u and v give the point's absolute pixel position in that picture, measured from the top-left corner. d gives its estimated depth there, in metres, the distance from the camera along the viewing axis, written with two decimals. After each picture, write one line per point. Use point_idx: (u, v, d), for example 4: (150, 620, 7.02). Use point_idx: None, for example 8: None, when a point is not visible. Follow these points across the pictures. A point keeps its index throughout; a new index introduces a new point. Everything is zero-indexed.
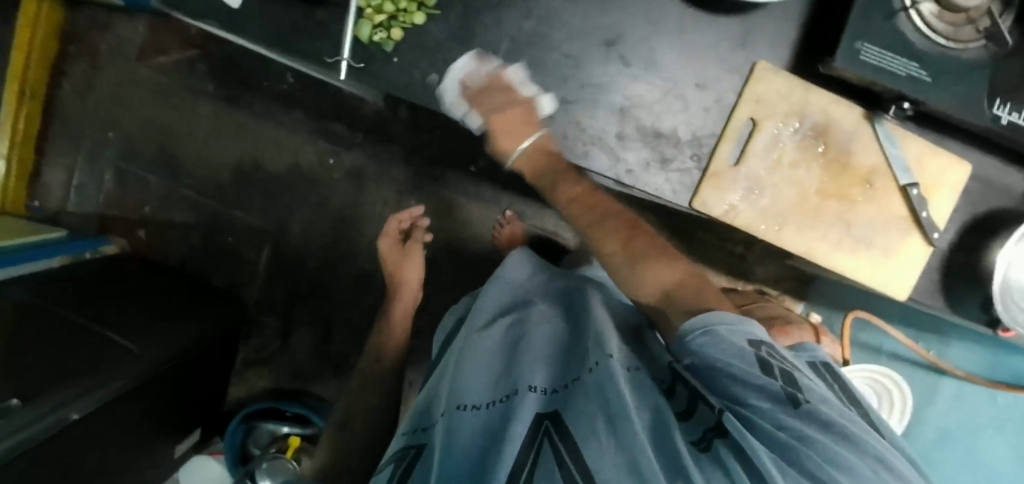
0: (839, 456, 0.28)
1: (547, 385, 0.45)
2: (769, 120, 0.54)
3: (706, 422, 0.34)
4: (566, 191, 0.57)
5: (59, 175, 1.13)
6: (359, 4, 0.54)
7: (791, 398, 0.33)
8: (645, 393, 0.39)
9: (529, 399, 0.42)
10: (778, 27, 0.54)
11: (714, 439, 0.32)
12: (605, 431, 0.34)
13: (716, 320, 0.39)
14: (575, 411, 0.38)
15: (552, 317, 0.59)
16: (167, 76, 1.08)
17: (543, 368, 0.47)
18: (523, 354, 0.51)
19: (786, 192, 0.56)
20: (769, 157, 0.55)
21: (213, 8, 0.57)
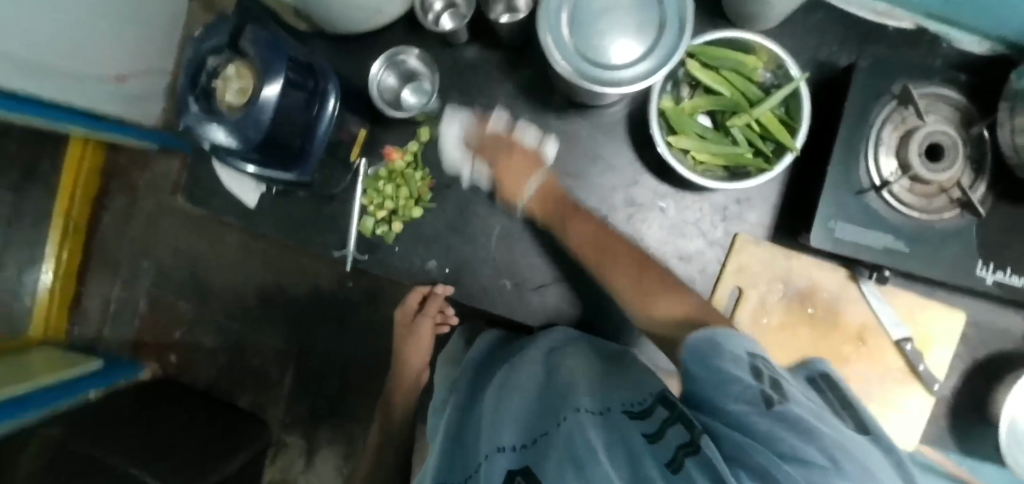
0: (801, 451, 0.22)
1: (518, 440, 0.33)
2: (755, 288, 0.57)
3: (679, 439, 0.26)
4: (576, 227, 0.51)
5: (97, 302, 1.20)
6: (362, 202, 0.59)
7: (766, 399, 0.26)
8: (625, 430, 0.27)
9: (498, 462, 0.31)
10: (753, 203, 0.58)
11: (686, 460, 0.23)
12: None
13: (709, 329, 0.34)
14: (551, 464, 0.27)
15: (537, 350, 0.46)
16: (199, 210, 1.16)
17: (513, 417, 0.35)
18: (493, 404, 0.39)
19: (781, 355, 0.57)
20: (757, 320, 0.57)
21: (235, 208, 0.63)
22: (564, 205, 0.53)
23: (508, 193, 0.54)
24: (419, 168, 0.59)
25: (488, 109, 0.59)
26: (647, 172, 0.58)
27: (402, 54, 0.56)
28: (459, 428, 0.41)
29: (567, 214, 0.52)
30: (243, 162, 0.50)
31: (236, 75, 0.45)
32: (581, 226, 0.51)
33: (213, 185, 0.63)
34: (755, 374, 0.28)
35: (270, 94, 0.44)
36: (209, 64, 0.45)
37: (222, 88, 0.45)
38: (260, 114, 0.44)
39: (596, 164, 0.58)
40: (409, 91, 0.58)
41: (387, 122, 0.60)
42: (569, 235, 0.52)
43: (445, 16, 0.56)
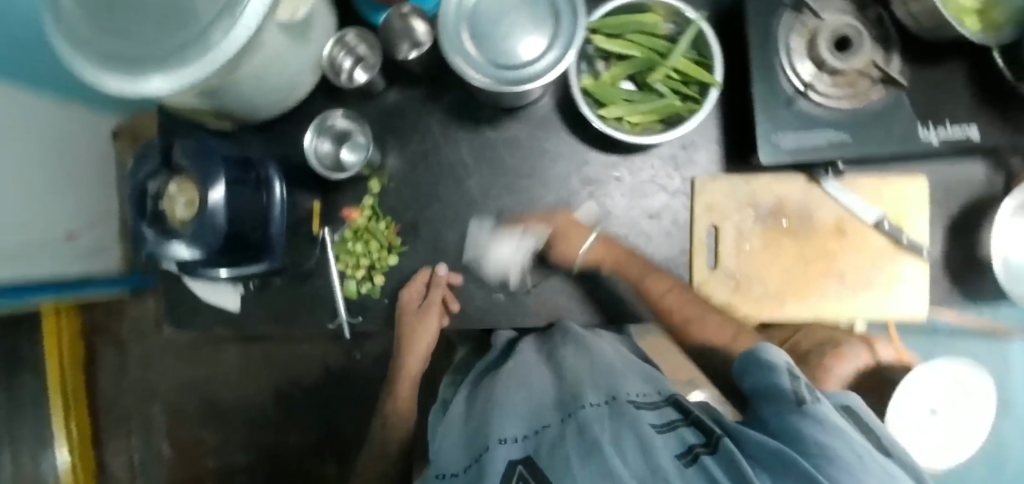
0: (829, 448, 0.29)
1: (519, 432, 0.36)
2: (728, 220, 0.58)
3: (695, 439, 0.32)
4: (654, 283, 0.55)
5: (120, 460, 1.17)
6: (339, 268, 0.60)
7: (799, 400, 0.34)
8: (637, 421, 0.33)
9: (500, 453, 0.34)
10: (699, 144, 0.60)
11: (703, 455, 0.30)
12: (580, 466, 0.29)
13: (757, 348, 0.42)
14: (555, 453, 0.32)
15: (529, 353, 0.50)
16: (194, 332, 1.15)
17: (518, 412, 0.39)
18: (494, 397, 0.43)
19: (772, 273, 0.59)
20: (740, 248, 0.59)
21: (220, 319, 0.63)
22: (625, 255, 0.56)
23: (565, 252, 0.56)
24: (382, 219, 0.60)
25: (428, 144, 0.61)
26: (593, 150, 0.60)
27: (329, 118, 0.57)
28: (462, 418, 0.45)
29: (641, 271, 0.55)
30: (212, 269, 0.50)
31: (180, 191, 0.47)
32: (659, 282, 0.55)
33: (193, 302, 0.63)
34: (792, 378, 0.36)
35: (218, 198, 0.45)
36: (150, 189, 0.46)
37: (169, 207, 0.46)
38: (216, 218, 0.45)
39: (544, 159, 0.60)
40: (346, 151, 0.59)
41: (337, 187, 0.61)
42: (643, 285, 0.55)
43: (357, 70, 0.58)
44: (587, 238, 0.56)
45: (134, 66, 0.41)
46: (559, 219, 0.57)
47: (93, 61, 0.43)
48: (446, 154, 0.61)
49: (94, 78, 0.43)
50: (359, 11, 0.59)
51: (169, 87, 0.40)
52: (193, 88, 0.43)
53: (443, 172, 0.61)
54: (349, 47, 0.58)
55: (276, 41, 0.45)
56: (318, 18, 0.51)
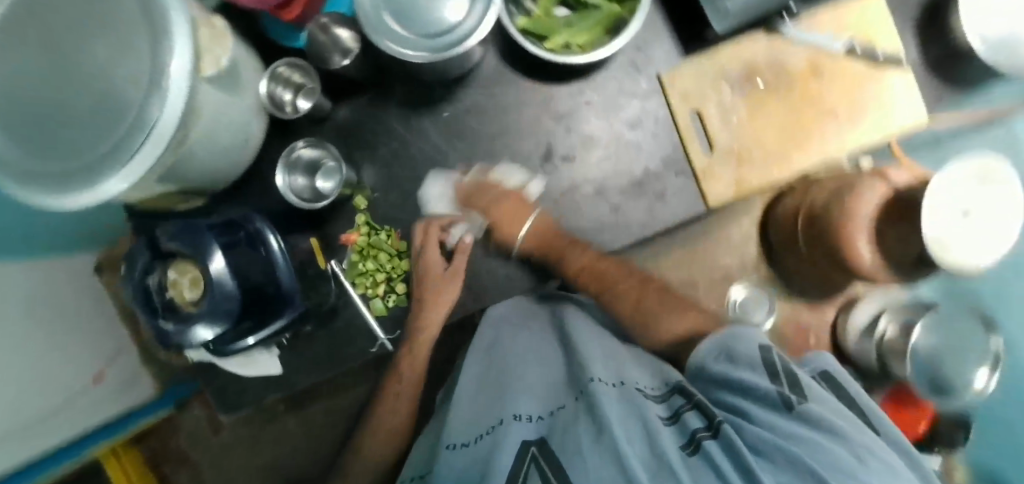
0: (832, 452, 0.32)
1: (535, 411, 0.41)
2: (707, 102, 0.58)
3: (698, 424, 0.35)
4: (575, 260, 0.56)
5: None
6: (360, 291, 0.60)
7: (786, 402, 0.37)
8: (645, 410, 0.36)
9: (515, 428, 0.39)
10: (652, 41, 0.59)
11: (705, 441, 0.33)
12: (592, 447, 0.33)
13: (727, 337, 0.43)
14: (566, 435, 0.35)
15: (545, 335, 0.54)
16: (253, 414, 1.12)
17: (531, 393, 0.44)
18: (506, 379, 0.48)
19: (767, 135, 0.58)
20: (727, 125, 0.58)
21: (270, 385, 0.62)
22: (560, 239, 0.57)
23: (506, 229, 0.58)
24: (380, 229, 0.60)
25: (396, 143, 0.60)
26: (554, 85, 0.59)
27: (294, 151, 0.56)
28: (475, 390, 0.50)
29: (562, 251, 0.56)
30: (241, 338, 0.50)
31: (181, 273, 0.45)
32: (581, 257, 0.56)
33: (237, 382, 0.63)
34: (771, 378, 0.39)
35: (219, 267, 0.43)
36: (152, 282, 0.45)
37: (177, 293, 0.45)
38: (225, 288, 0.43)
39: (511, 113, 0.59)
40: (321, 180, 0.58)
41: (326, 217, 0.60)
42: (572, 263, 0.56)
43: (300, 99, 0.57)
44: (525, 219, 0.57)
45: (86, 174, 0.41)
46: (505, 197, 0.58)
47: (46, 185, 0.42)
48: (418, 146, 0.60)
49: (54, 202, 0.42)
50: (277, 40, 0.56)
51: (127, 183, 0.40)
52: (150, 173, 0.42)
53: (421, 163, 0.60)
54: (285, 79, 0.56)
55: (211, 98, 0.44)
56: (242, 60, 0.50)
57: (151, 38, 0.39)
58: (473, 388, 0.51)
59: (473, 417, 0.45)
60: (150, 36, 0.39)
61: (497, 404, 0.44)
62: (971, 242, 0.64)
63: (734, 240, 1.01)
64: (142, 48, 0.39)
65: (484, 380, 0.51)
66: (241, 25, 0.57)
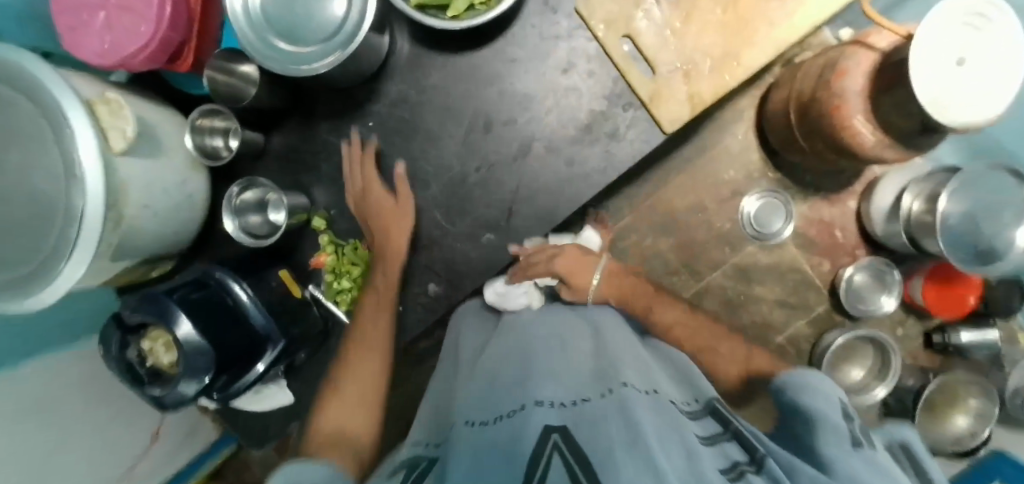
0: None
1: (563, 398, 0.35)
2: (635, 20, 0.54)
3: (741, 456, 0.30)
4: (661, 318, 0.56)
5: None
6: (344, 309, 0.61)
7: (855, 440, 0.32)
8: (683, 428, 0.32)
9: (536, 413, 0.33)
10: None
11: (747, 472, 0.28)
12: (625, 455, 0.27)
13: (811, 376, 0.41)
14: (597, 433, 0.29)
15: (568, 329, 0.48)
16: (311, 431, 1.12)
17: (552, 381, 0.38)
18: (521, 361, 0.42)
19: (710, 38, 0.53)
20: (664, 40, 0.54)
21: (290, 413, 0.65)
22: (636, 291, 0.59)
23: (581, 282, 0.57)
24: (345, 245, 0.60)
25: (337, 156, 0.59)
26: (472, 53, 0.56)
27: (231, 197, 0.54)
28: (481, 375, 0.43)
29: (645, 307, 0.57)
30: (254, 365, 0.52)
31: (154, 338, 0.48)
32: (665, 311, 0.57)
33: (262, 419, 0.66)
34: (846, 420, 0.35)
35: (185, 330, 0.44)
36: (132, 356, 0.47)
37: (156, 359, 0.48)
38: (198, 346, 0.44)
39: (438, 92, 0.57)
40: (274, 212, 0.58)
41: (294, 248, 0.61)
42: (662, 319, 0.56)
43: (231, 140, 0.57)
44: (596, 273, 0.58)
45: (43, 272, 0.41)
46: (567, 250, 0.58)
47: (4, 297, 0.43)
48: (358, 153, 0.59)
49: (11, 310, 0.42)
50: (183, 90, 0.57)
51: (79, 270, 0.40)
52: (99, 256, 0.43)
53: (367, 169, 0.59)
54: (209, 127, 0.56)
55: (135, 168, 0.44)
56: (157, 121, 0.50)
57: (52, 128, 0.39)
58: (484, 367, 0.44)
59: (478, 401, 0.39)
60: (48, 126, 0.39)
61: (511, 390, 0.38)
62: (967, 98, 0.56)
63: (734, 150, 0.96)
64: (43, 137, 0.39)
65: (496, 361, 0.44)
66: (152, 84, 0.57)
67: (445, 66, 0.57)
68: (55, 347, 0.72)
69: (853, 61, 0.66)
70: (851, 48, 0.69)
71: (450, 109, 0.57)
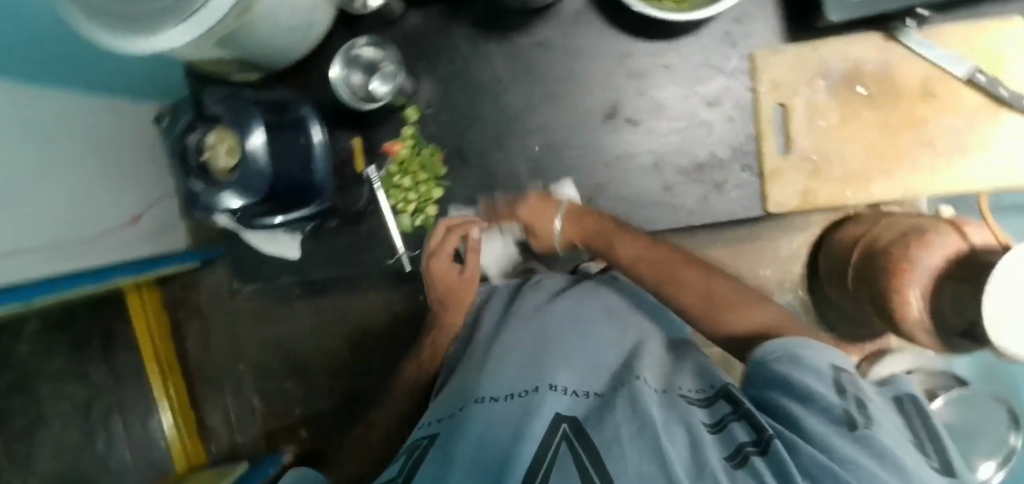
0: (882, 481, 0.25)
1: (571, 384, 0.41)
2: (798, 95, 0.53)
3: (746, 438, 0.32)
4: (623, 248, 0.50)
5: (218, 418, 1.11)
6: (391, 204, 0.60)
7: (849, 421, 0.29)
8: (691, 416, 0.36)
9: (551, 398, 0.38)
10: (756, 8, 0.53)
11: (750, 456, 0.30)
12: (631, 440, 0.32)
13: (795, 345, 0.37)
14: (605, 421, 0.35)
15: (596, 312, 0.54)
16: (256, 300, 1.07)
17: (571, 366, 0.44)
18: (545, 340, 0.48)
19: (852, 152, 0.53)
20: (812, 127, 0.53)
21: (286, 267, 0.65)
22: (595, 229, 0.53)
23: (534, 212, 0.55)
24: (425, 146, 0.59)
25: (459, 63, 0.58)
26: (635, 41, 0.54)
27: (353, 48, 0.54)
28: (512, 348, 0.48)
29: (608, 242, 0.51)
30: (267, 216, 0.52)
31: (218, 140, 0.46)
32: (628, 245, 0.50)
33: (256, 257, 0.66)
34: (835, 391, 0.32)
35: (256, 143, 0.44)
36: (191, 141, 0.46)
37: (212, 156, 0.46)
38: (259, 168, 0.44)
39: (583, 57, 0.56)
40: (378, 82, 0.56)
41: (375, 122, 0.59)
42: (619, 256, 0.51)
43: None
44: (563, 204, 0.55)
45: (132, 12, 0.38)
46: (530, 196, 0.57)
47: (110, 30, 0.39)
48: (479, 69, 0.57)
49: (118, 47, 0.39)
50: None
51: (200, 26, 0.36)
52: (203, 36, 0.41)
53: (480, 89, 0.58)
54: None
55: None
56: None
57: None
58: (518, 335, 0.50)
59: (510, 373, 0.44)
60: None
61: (534, 366, 0.44)
62: None
63: (783, 253, 0.97)
64: None
65: (524, 339, 0.49)
66: None
67: (604, 38, 0.55)
68: (65, 84, 0.67)
69: (938, 237, 0.64)
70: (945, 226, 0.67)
71: (585, 79, 0.56)
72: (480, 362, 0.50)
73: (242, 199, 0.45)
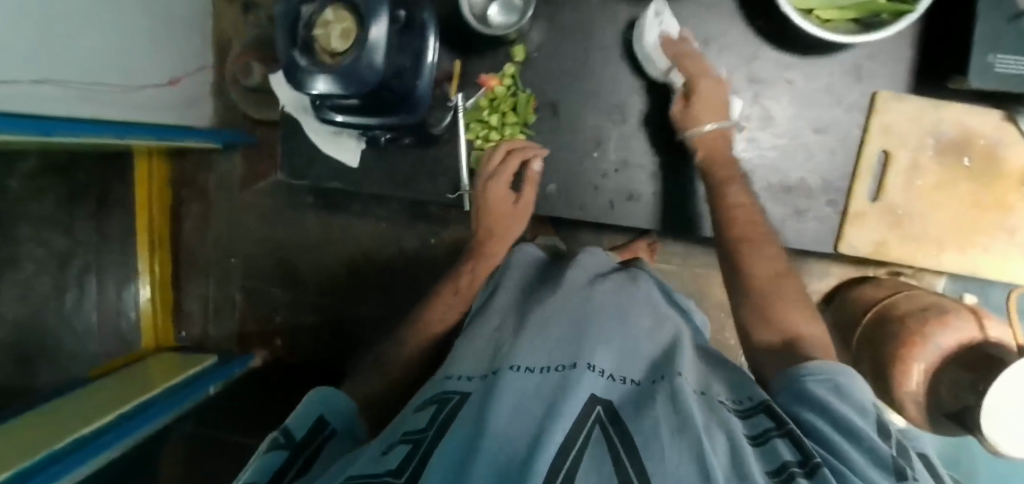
0: None
1: (606, 367, 0.33)
2: (904, 147, 0.53)
3: (790, 457, 0.26)
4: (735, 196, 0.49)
5: (197, 305, 1.02)
6: (470, 138, 0.60)
7: (898, 469, 0.26)
8: (729, 422, 0.28)
9: (586, 377, 0.30)
10: (894, 50, 0.52)
11: (798, 477, 0.23)
12: (670, 438, 0.24)
13: (836, 372, 0.34)
14: (643, 414, 0.27)
15: (631, 298, 0.46)
16: (271, 198, 0.98)
17: (607, 348, 0.36)
18: (585, 319, 0.40)
19: (935, 217, 0.53)
20: (905, 182, 0.53)
21: (338, 174, 0.63)
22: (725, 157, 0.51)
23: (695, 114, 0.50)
24: (521, 91, 0.57)
25: (581, 15, 0.55)
26: (766, 45, 0.53)
27: None
28: (547, 319, 0.40)
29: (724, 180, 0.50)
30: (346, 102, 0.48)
31: (336, 19, 0.43)
32: (739, 198, 0.49)
33: (311, 155, 0.63)
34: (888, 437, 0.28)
35: (377, 34, 0.42)
36: (305, 12, 0.44)
37: (325, 34, 0.43)
38: (374, 63, 0.42)
39: (708, 47, 0.54)
40: (496, 10, 0.54)
41: (479, 50, 0.57)
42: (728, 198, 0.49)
43: None
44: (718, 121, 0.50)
45: None
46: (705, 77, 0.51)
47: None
48: (600, 28, 0.55)
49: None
50: None
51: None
52: None
53: (594, 48, 0.56)
54: None
55: None
56: None
57: None
58: (552, 311, 0.42)
59: (547, 347, 0.36)
60: None
61: (574, 345, 0.35)
62: None
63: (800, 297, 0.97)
64: None
65: (563, 312, 0.41)
66: None
67: (734, 34, 0.53)
68: None
69: (959, 319, 0.60)
70: (966, 311, 0.62)
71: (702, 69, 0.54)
72: (512, 331, 0.41)
73: (344, 89, 0.43)
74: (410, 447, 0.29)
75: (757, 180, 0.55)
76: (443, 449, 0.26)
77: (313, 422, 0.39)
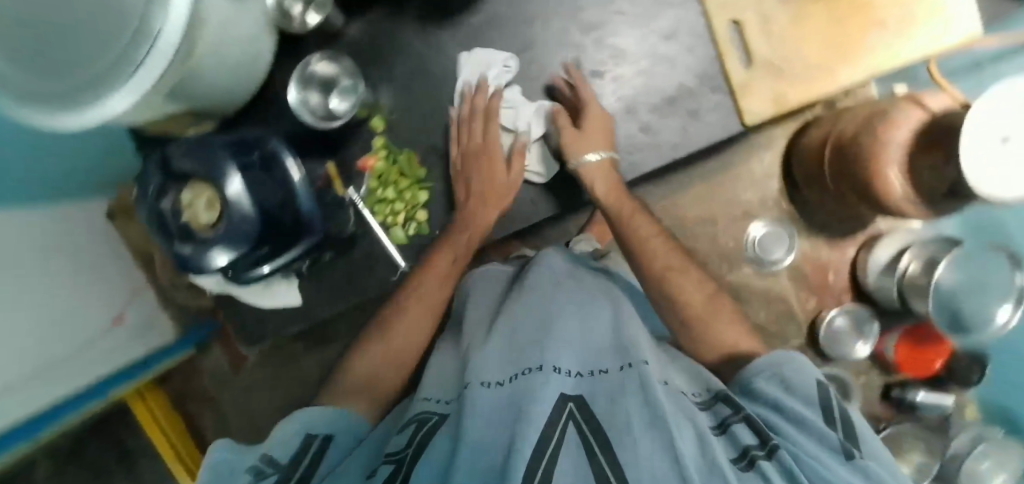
0: None
1: (574, 366, 0.35)
2: (747, 11, 0.54)
3: (750, 439, 0.29)
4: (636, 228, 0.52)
5: None
6: (379, 220, 0.58)
7: (845, 449, 0.29)
8: (693, 413, 0.30)
9: (552, 378, 0.32)
10: None
11: (758, 460, 0.26)
12: (642, 432, 0.26)
13: (784, 365, 0.37)
14: (617, 408, 0.29)
15: (588, 293, 0.47)
16: (265, 367, 0.97)
17: (570, 344, 0.37)
18: (545, 320, 0.40)
19: (810, 49, 0.54)
20: (766, 38, 0.54)
21: (291, 318, 0.63)
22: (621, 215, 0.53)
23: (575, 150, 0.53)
24: (399, 152, 0.58)
25: (413, 61, 0.56)
26: None
27: (308, 66, 0.55)
28: (514, 322, 0.41)
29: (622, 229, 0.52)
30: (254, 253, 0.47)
31: (195, 195, 0.44)
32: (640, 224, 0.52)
33: (258, 315, 0.64)
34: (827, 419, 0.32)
35: (235, 190, 0.42)
36: (165, 206, 0.44)
37: (192, 215, 0.43)
38: (244, 213, 0.42)
39: (535, 24, 0.55)
40: (337, 99, 0.56)
41: (342, 142, 0.58)
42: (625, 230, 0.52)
43: (310, 14, 0.54)
44: (603, 149, 0.53)
45: (79, 94, 0.34)
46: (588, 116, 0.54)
47: (38, 102, 0.36)
48: (433, 62, 0.56)
49: (45, 121, 0.36)
50: None
51: (131, 99, 0.33)
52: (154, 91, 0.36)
53: (440, 81, 0.57)
54: None
55: (218, 8, 0.39)
56: None
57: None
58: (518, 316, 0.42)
59: (507, 356, 0.36)
60: None
61: (539, 345, 0.36)
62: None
63: None
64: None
65: (525, 315, 0.42)
66: None
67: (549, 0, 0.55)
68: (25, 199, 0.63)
69: (899, 112, 0.58)
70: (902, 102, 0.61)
71: (540, 45, 0.56)
72: (482, 340, 0.42)
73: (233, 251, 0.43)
74: (392, 467, 0.32)
75: (642, 109, 0.56)
76: (422, 465, 0.29)
77: (299, 442, 0.38)
